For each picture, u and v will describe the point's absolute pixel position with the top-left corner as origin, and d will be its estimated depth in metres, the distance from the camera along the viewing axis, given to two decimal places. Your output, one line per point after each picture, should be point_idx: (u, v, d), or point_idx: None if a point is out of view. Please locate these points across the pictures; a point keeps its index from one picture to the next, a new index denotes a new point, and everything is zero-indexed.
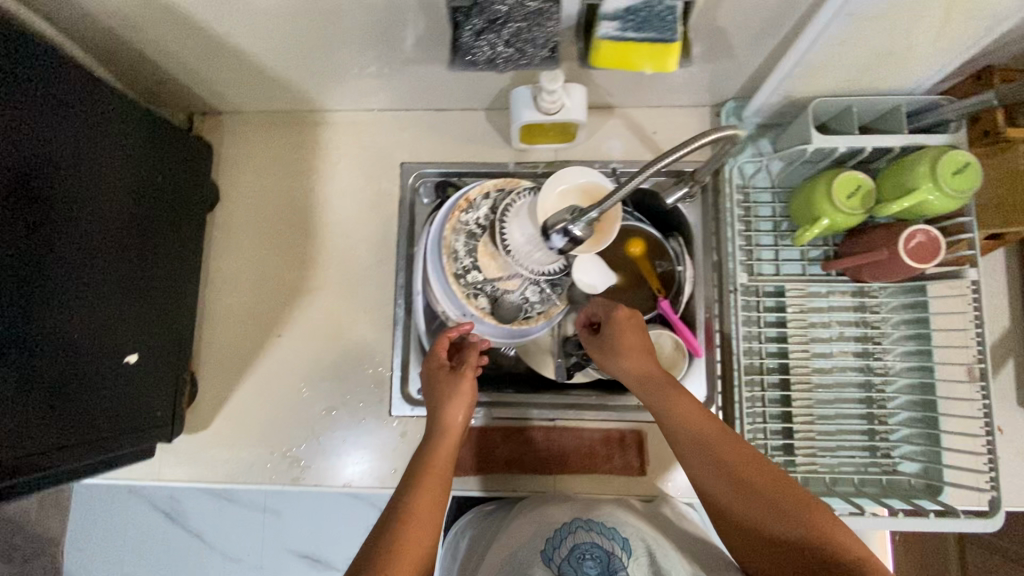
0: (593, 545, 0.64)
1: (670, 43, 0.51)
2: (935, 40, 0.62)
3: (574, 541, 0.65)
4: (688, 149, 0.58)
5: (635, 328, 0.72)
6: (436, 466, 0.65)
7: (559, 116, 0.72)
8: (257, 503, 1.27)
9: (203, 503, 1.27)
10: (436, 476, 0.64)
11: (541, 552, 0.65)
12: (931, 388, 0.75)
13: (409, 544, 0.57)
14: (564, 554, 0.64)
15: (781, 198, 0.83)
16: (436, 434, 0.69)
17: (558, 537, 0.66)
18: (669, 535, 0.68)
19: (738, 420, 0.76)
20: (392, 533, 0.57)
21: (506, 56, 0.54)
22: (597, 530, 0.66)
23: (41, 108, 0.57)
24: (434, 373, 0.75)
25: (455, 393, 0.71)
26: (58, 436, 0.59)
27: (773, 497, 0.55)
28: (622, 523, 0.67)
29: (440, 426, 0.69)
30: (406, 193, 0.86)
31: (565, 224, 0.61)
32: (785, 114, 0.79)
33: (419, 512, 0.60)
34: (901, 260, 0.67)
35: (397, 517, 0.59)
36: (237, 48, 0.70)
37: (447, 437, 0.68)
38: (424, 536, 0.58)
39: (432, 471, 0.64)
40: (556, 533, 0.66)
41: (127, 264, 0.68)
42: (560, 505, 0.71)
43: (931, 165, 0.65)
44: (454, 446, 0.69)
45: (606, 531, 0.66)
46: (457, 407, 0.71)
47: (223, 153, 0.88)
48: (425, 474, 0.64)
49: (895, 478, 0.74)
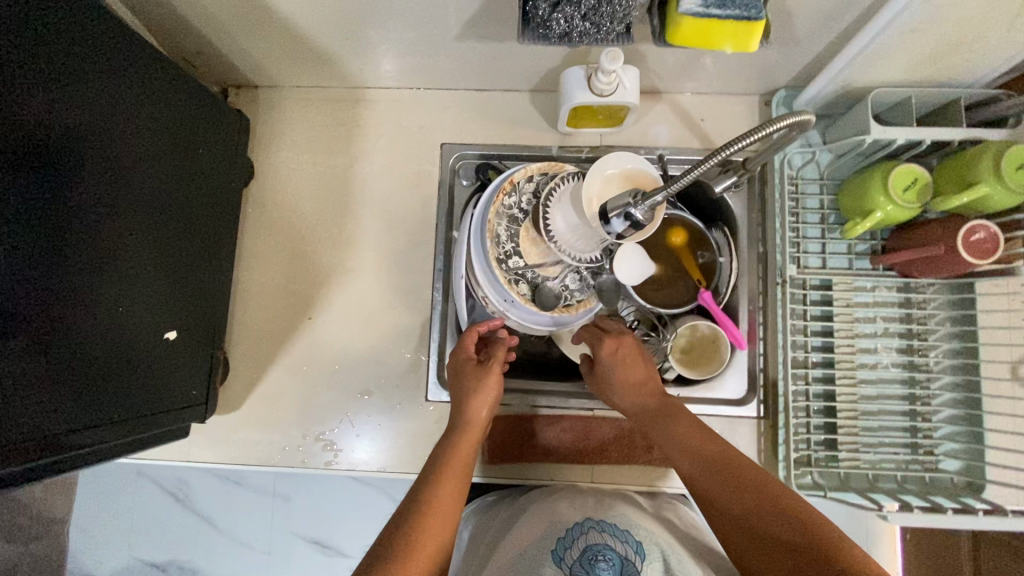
0: (606, 547, 0.63)
1: (754, 20, 0.49)
2: (1006, 31, 0.61)
3: (587, 542, 0.63)
4: (750, 140, 0.55)
5: (626, 355, 0.71)
6: (458, 460, 0.65)
7: (613, 98, 0.70)
8: (268, 489, 1.25)
9: (213, 487, 1.25)
10: (457, 470, 0.64)
11: (553, 552, 0.63)
12: (977, 386, 0.74)
13: (428, 534, 0.56)
14: (575, 555, 0.62)
15: (829, 189, 0.81)
16: (460, 428, 0.68)
17: (571, 537, 0.64)
18: (695, 538, 0.67)
19: (784, 412, 0.75)
20: (412, 522, 0.56)
21: (580, 30, 0.53)
22: (611, 532, 0.65)
23: (85, 70, 0.54)
24: (461, 365, 0.74)
25: (480, 388, 0.71)
26: (94, 412, 0.57)
27: (770, 504, 0.54)
28: (634, 526, 0.66)
29: (464, 421, 0.69)
30: (446, 174, 0.85)
31: (627, 207, 0.61)
32: (838, 105, 0.77)
33: (439, 503, 0.59)
34: (957, 255, 0.66)
35: (418, 507, 0.58)
36: (282, 17, 0.68)
37: (469, 433, 0.68)
38: (443, 529, 0.57)
39: (452, 465, 0.64)
40: (569, 532, 0.64)
41: (164, 238, 0.66)
42: (570, 502, 0.70)
43: (995, 160, 0.64)
44: (475, 441, 0.68)
45: (619, 534, 0.64)
46: (482, 403, 0.70)
47: (259, 128, 0.86)
48: (447, 467, 0.63)
49: (937, 475, 0.73)
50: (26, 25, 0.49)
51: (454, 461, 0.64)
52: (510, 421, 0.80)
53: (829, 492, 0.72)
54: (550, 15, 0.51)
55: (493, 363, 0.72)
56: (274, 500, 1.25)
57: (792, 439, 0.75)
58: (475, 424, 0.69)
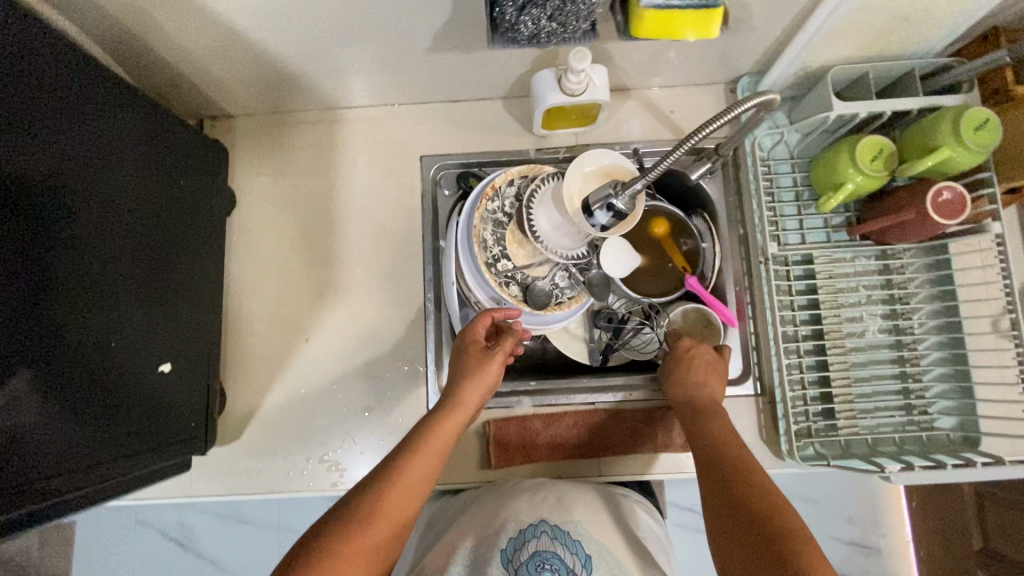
0: (556, 556, 0.62)
1: (712, 8, 0.51)
2: (951, 2, 0.64)
3: (537, 547, 0.63)
4: (714, 126, 0.58)
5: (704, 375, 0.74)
6: (441, 439, 0.63)
7: (584, 97, 0.72)
8: (271, 524, 1.22)
9: (215, 527, 1.23)
10: (437, 450, 0.62)
11: (500, 551, 0.63)
12: (961, 342, 0.76)
13: (388, 508, 0.56)
14: (523, 558, 0.62)
15: (800, 167, 0.84)
16: (450, 408, 0.66)
17: (523, 537, 0.64)
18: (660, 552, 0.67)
19: (781, 386, 0.76)
20: (377, 496, 0.56)
21: (548, 31, 0.55)
22: (563, 541, 0.64)
23: (67, 107, 0.55)
24: (465, 346, 0.72)
25: (478, 372, 0.69)
26: (89, 451, 0.55)
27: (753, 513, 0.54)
28: (588, 539, 0.65)
29: (454, 401, 0.67)
30: (428, 186, 0.86)
31: (608, 199, 0.62)
32: (801, 86, 0.80)
33: (408, 478, 0.58)
34: (928, 218, 0.68)
35: (385, 480, 0.58)
36: (252, 44, 0.69)
37: (459, 414, 0.66)
38: (405, 506, 0.57)
39: (433, 443, 0.62)
40: (522, 534, 0.64)
41: (149, 269, 0.65)
42: (528, 497, 0.69)
43: (953, 123, 0.67)
44: (461, 422, 0.66)
45: (571, 544, 0.64)
46: (476, 387, 0.68)
47: (237, 156, 0.87)
48: (428, 445, 0.62)
49: (934, 433, 0.75)
50: (11, 63, 0.49)
51: (434, 438, 0.63)
52: (514, 423, 0.80)
53: (833, 461, 0.73)
54: (517, 19, 0.53)
55: (493, 351, 0.70)
56: (279, 534, 1.22)
57: (791, 413, 0.75)
58: (467, 406, 0.67)
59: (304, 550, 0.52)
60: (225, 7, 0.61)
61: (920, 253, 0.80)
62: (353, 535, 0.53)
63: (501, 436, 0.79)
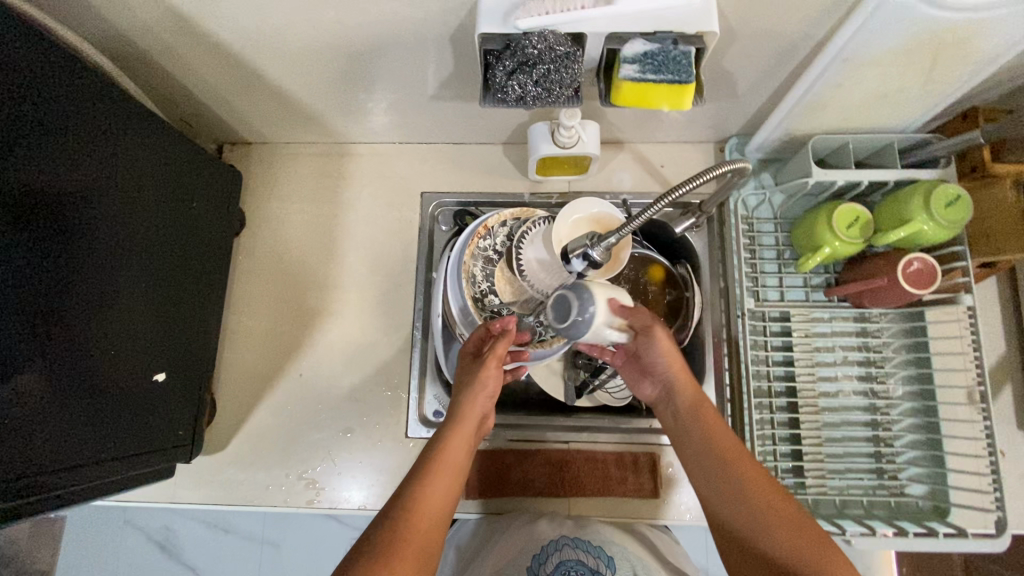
0: (579, 563, 0.71)
1: (685, 84, 0.57)
2: (923, 85, 0.67)
3: (561, 557, 0.72)
4: (693, 185, 0.59)
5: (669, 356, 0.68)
6: (450, 455, 0.63)
7: (575, 150, 0.77)
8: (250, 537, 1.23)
9: (197, 533, 1.24)
10: (448, 468, 0.63)
11: (530, 567, 0.72)
12: (934, 410, 0.77)
13: (418, 524, 0.57)
14: (550, 569, 0.72)
15: (784, 227, 0.87)
16: (453, 425, 0.66)
17: (546, 552, 0.72)
18: None
19: (750, 441, 0.77)
20: (404, 517, 0.56)
21: (533, 95, 0.60)
22: (584, 548, 0.72)
23: (97, 134, 0.61)
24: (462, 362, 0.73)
25: (476, 384, 0.69)
26: (76, 453, 0.59)
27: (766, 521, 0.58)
28: (607, 542, 0.74)
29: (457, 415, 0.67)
30: (426, 221, 0.91)
31: (585, 249, 0.65)
32: (785, 151, 0.84)
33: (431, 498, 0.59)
34: (899, 286, 0.71)
35: (407, 503, 0.58)
36: (272, 83, 0.75)
37: (462, 430, 0.66)
38: (434, 524, 0.58)
39: (444, 460, 0.63)
40: (545, 548, 0.72)
41: (155, 285, 0.70)
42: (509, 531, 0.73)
43: (924, 198, 0.70)
44: (468, 436, 0.67)
45: (593, 549, 0.72)
46: (477, 398, 0.68)
47: (251, 181, 0.93)
48: (438, 464, 0.62)
49: (903, 500, 0.75)
50: (52, 96, 0.56)
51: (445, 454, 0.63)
52: (492, 455, 0.82)
53: None
54: (506, 82, 0.59)
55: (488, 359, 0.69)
56: (261, 548, 1.24)
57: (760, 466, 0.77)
58: (470, 420, 0.67)
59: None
60: (245, 50, 0.67)
61: (897, 318, 0.81)
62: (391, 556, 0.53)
63: (478, 467, 0.81)
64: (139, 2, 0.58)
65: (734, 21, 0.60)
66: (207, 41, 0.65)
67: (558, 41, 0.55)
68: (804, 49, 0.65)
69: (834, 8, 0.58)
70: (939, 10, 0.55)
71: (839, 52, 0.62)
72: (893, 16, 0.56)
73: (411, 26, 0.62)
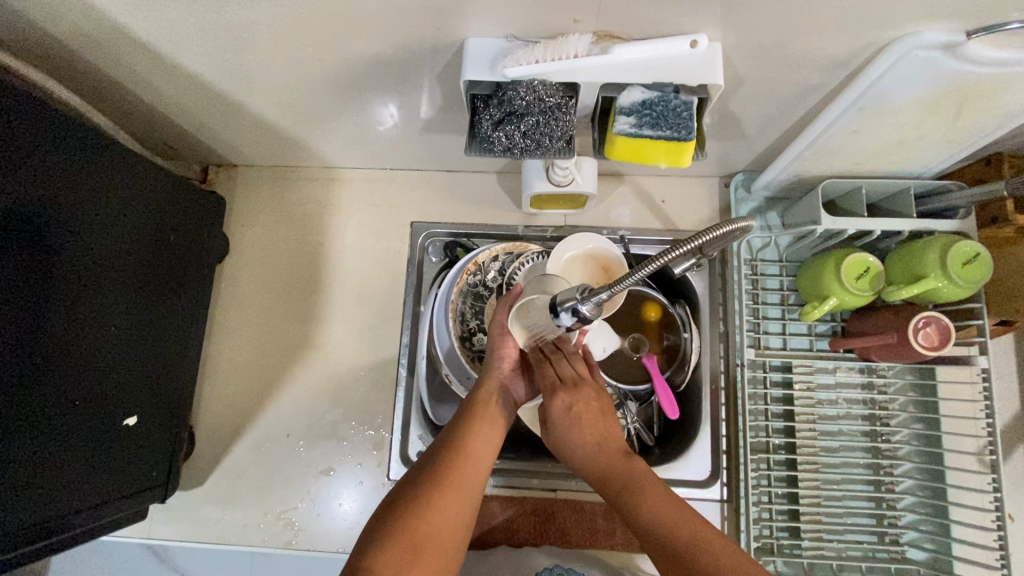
0: None
1: (684, 140, 0.53)
2: (945, 134, 0.63)
3: None
4: (706, 232, 0.50)
5: (588, 418, 0.58)
6: (476, 441, 0.57)
7: (570, 189, 0.74)
8: None
9: None
10: (476, 449, 0.57)
11: None
12: (940, 474, 0.74)
13: (457, 473, 0.54)
14: None
15: (789, 270, 0.83)
16: (479, 402, 0.61)
17: None
18: None
19: (745, 497, 0.74)
20: (439, 466, 0.54)
21: (521, 146, 0.57)
22: None
23: (68, 177, 0.58)
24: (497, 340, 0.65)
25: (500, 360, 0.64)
26: (41, 511, 0.57)
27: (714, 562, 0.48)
28: None
29: (481, 399, 0.62)
30: (415, 252, 0.87)
31: (574, 303, 0.56)
32: (794, 190, 0.80)
33: (469, 453, 0.56)
34: (909, 346, 0.67)
35: (442, 458, 0.55)
36: (253, 111, 0.72)
37: (488, 409, 0.61)
38: (473, 475, 0.55)
39: (469, 444, 0.57)
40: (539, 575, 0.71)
41: (130, 326, 0.67)
42: None
43: (941, 254, 0.65)
44: (494, 423, 0.60)
45: None
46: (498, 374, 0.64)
47: (236, 204, 0.90)
48: (465, 441, 0.57)
49: (903, 567, 0.72)
50: (20, 141, 0.53)
51: (479, 409, 0.60)
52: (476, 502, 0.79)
53: None
54: (492, 132, 0.56)
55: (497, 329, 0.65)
56: None
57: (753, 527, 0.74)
58: (493, 403, 0.62)
59: (380, 524, 0.50)
60: (225, 80, 0.64)
61: (904, 372, 0.77)
62: (428, 502, 0.51)
63: None
64: (112, 37, 0.55)
65: (741, 68, 0.56)
66: (185, 73, 0.62)
67: (548, 92, 0.52)
68: (816, 96, 0.61)
69: (850, 58, 0.53)
70: (967, 65, 0.50)
71: (855, 101, 0.57)
72: (913, 69, 0.51)
73: (397, 58, 0.58)
